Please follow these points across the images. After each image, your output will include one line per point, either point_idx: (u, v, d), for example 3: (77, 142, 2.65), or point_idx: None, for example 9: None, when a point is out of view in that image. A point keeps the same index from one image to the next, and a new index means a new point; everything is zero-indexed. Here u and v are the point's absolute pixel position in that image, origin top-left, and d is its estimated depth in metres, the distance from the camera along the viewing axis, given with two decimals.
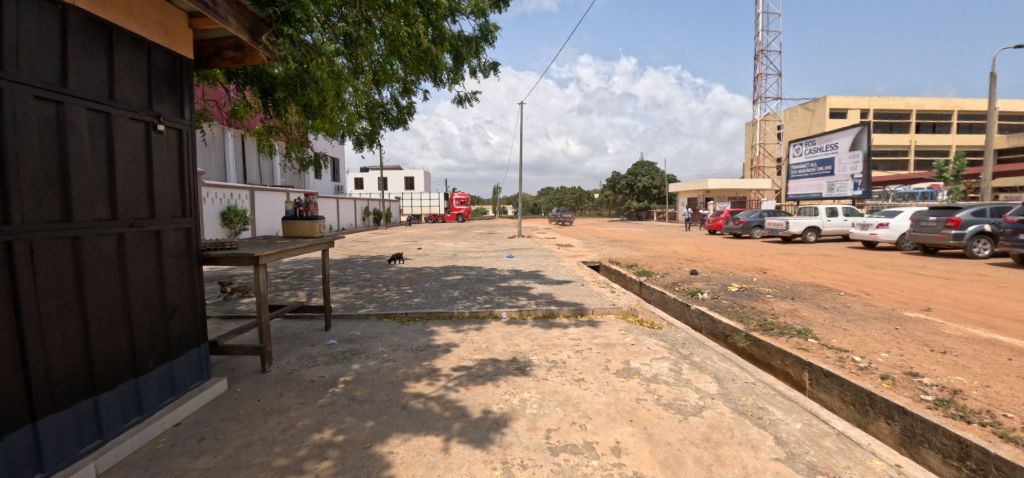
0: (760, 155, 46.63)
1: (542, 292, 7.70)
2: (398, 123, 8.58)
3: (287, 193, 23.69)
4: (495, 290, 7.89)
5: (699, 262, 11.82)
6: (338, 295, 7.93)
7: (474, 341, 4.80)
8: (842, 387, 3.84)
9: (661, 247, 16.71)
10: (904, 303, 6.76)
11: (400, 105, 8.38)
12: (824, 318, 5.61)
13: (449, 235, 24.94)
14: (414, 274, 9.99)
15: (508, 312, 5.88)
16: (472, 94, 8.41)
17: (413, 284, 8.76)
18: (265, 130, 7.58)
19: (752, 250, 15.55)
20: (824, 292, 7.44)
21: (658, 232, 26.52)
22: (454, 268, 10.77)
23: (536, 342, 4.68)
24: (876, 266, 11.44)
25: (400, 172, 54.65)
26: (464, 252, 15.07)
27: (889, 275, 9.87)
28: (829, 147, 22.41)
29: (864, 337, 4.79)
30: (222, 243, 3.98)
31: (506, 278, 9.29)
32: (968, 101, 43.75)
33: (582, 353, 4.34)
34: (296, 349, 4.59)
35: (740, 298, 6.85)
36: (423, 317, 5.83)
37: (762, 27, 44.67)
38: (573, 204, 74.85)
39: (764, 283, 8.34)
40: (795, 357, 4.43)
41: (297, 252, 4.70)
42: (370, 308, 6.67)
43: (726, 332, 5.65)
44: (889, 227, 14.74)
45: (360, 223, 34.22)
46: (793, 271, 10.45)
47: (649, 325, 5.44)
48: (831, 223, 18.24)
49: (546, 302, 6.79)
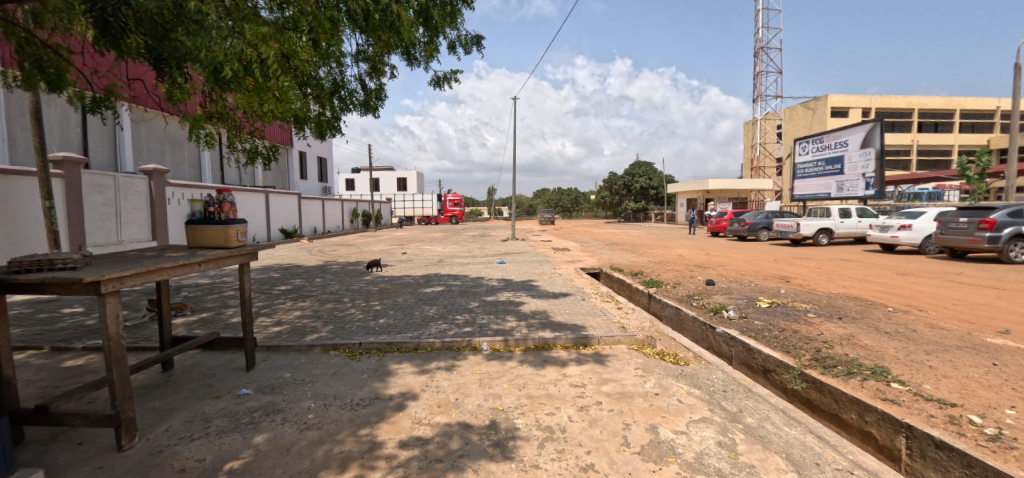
0: (760, 154, 45.73)
1: (534, 309, 6.42)
2: (364, 108, 7.32)
3: (267, 194, 21.56)
4: (479, 308, 6.60)
5: (712, 269, 10.55)
6: (292, 313, 6.60)
7: (439, 390, 3.49)
8: (970, 470, 2.60)
9: (665, 251, 15.49)
10: (973, 323, 5.55)
11: (365, 87, 7.12)
12: (895, 348, 4.37)
13: (440, 238, 23.57)
14: (388, 285, 8.69)
15: (490, 342, 4.58)
16: (452, 74, 7.16)
17: (384, 299, 7.48)
18: (198, 116, 6.33)
19: (764, 254, 14.37)
20: (873, 309, 6.21)
21: (660, 235, 25.36)
22: (436, 278, 9.46)
23: (524, 392, 3.40)
24: (909, 273, 10.24)
25: (391, 173, 53.17)
26: (451, 258, 13.73)
27: (928, 284, 8.69)
28: (838, 145, 21.30)
29: (966, 381, 3.56)
30: (51, 260, 2.64)
31: (494, 290, 7.99)
32: (971, 99, 43.00)
33: (588, 413, 3.06)
34: (191, 406, 3.33)
35: (776, 318, 5.63)
36: (380, 349, 4.50)
37: (763, 24, 43.71)
38: (569, 205, 73.58)
39: (796, 296, 7.09)
40: (880, 413, 3.21)
41: (186, 270, 3.39)
42: (321, 333, 5.37)
43: (768, 366, 4.43)
44: (912, 228, 13.57)
45: (348, 225, 32.84)
46: (820, 280, 9.25)
47: (672, 359, 4.20)
48: (845, 224, 17.09)
49: (540, 324, 5.51)
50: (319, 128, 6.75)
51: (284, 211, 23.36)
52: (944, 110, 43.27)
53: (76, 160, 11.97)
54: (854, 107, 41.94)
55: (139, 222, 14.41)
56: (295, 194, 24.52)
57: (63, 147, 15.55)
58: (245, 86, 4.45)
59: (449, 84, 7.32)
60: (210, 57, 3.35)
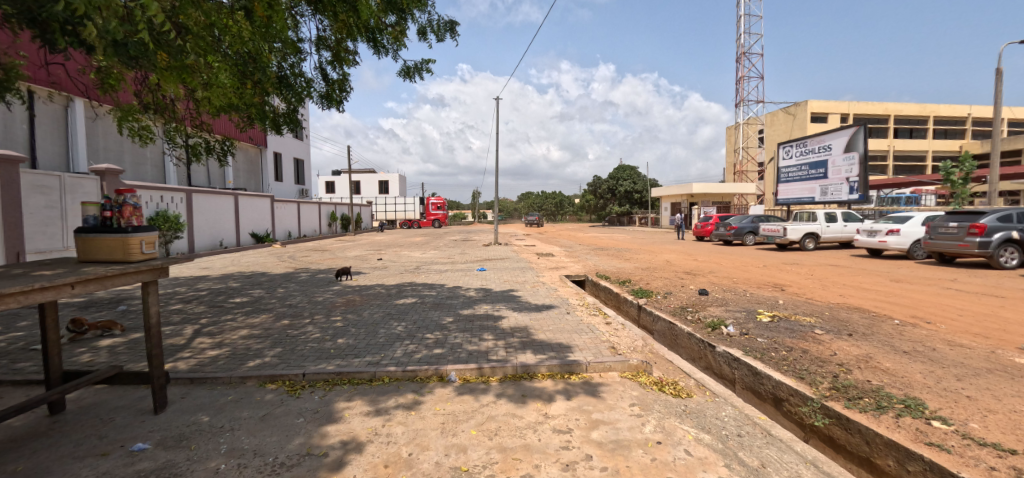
0: (743, 159, 46.06)
1: (514, 325, 5.72)
2: (325, 101, 6.58)
3: (236, 196, 20.38)
4: (453, 324, 5.89)
5: (703, 276, 10.02)
6: (239, 332, 5.77)
7: (390, 441, 2.78)
8: None
9: (652, 256, 15.02)
10: (991, 339, 5.10)
11: (326, 76, 6.39)
12: (922, 374, 3.84)
13: (421, 243, 22.81)
14: (356, 297, 7.90)
15: (460, 370, 3.86)
16: (423, 64, 6.51)
17: (348, 312, 6.72)
18: (130, 107, 5.50)
19: (753, 259, 14.00)
20: (880, 323, 5.73)
21: (645, 239, 25.02)
22: (409, 288, 8.70)
23: (497, 444, 2.71)
24: (902, 280, 9.92)
25: (373, 175, 51.91)
26: (429, 264, 12.99)
27: (926, 292, 8.34)
28: (822, 149, 21.24)
29: (1017, 418, 3.02)
30: None
31: (472, 302, 7.29)
32: (943, 107, 44.27)
33: (576, 474, 2.40)
34: (61, 470, 2.56)
35: (780, 334, 5.08)
36: (328, 381, 3.78)
37: (747, 29, 44.02)
38: (553, 208, 73.20)
39: (797, 307, 6.58)
40: (926, 461, 2.65)
41: (46, 294, 2.56)
42: (265, 358, 4.60)
43: (779, 395, 3.87)
44: (900, 233, 13.39)
45: (325, 229, 31.68)
46: (815, 288, 8.83)
47: (673, 390, 3.59)
48: (831, 229, 16.92)
49: (519, 344, 4.84)
50: (274, 123, 6.01)
51: (255, 214, 22.19)
52: (919, 117, 44.35)
53: (13, 158, 10.85)
54: (832, 113, 42.66)
55: None
56: (268, 197, 23.38)
57: (5, 144, 14.20)
58: (157, 61, 3.78)
59: (420, 75, 6.66)
60: (79, 4, 2.74)
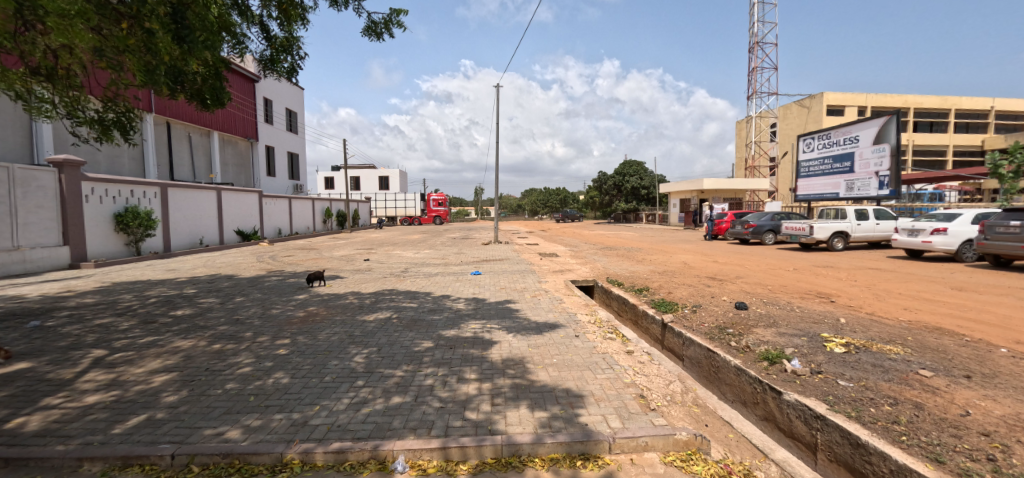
0: (754, 153, 44.29)
1: (507, 356, 4.36)
2: (269, 65, 5.22)
3: (218, 190, 19.08)
4: (428, 353, 4.51)
5: (733, 284, 8.58)
6: (151, 362, 4.46)
7: None
8: None
9: (667, 258, 13.60)
10: None
11: (268, 33, 5.01)
12: None
13: (417, 241, 21.53)
14: (320, 309, 6.56)
15: (413, 452, 2.51)
16: (392, 19, 5.16)
17: (301, 332, 5.37)
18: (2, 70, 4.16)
19: (779, 262, 12.54)
20: (989, 355, 4.32)
21: (654, 238, 23.55)
22: (387, 298, 7.34)
23: None
24: (965, 288, 8.49)
25: (372, 171, 50.61)
26: (419, 266, 11.68)
27: (1009, 305, 6.90)
28: (848, 140, 19.66)
29: None
30: None
31: (458, 319, 5.95)
32: (965, 99, 42.54)
33: None
34: None
35: (874, 376, 3.70)
36: (208, 468, 2.46)
37: (761, 17, 42.00)
38: (558, 204, 71.42)
39: (868, 329, 5.17)
40: None
41: None
42: (153, 413, 3.27)
43: None
44: (947, 233, 11.87)
45: (321, 227, 30.65)
46: (869, 298, 7.40)
47: None
48: (862, 227, 15.42)
49: (513, 391, 3.48)
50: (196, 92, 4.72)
51: (241, 210, 20.92)
52: (939, 110, 42.58)
53: None
54: (849, 105, 41.00)
55: (44, 225, 11.64)
56: (256, 192, 22.12)
57: None
58: None
59: (391, 32, 5.31)
60: None
